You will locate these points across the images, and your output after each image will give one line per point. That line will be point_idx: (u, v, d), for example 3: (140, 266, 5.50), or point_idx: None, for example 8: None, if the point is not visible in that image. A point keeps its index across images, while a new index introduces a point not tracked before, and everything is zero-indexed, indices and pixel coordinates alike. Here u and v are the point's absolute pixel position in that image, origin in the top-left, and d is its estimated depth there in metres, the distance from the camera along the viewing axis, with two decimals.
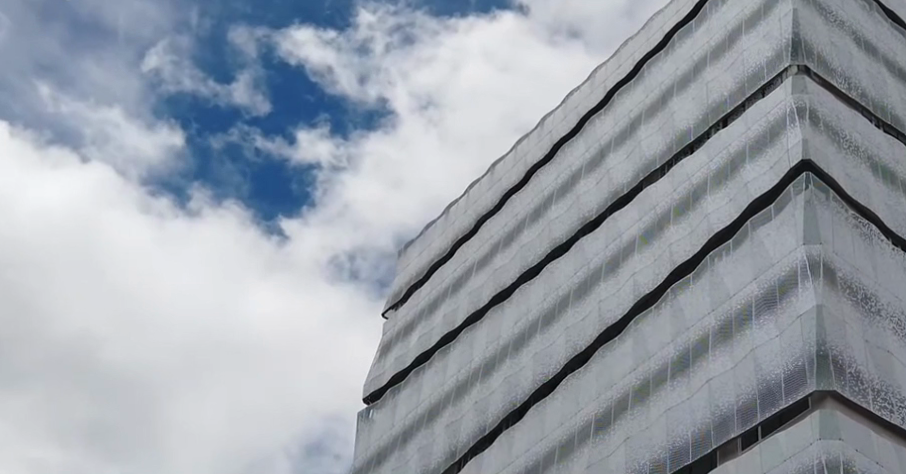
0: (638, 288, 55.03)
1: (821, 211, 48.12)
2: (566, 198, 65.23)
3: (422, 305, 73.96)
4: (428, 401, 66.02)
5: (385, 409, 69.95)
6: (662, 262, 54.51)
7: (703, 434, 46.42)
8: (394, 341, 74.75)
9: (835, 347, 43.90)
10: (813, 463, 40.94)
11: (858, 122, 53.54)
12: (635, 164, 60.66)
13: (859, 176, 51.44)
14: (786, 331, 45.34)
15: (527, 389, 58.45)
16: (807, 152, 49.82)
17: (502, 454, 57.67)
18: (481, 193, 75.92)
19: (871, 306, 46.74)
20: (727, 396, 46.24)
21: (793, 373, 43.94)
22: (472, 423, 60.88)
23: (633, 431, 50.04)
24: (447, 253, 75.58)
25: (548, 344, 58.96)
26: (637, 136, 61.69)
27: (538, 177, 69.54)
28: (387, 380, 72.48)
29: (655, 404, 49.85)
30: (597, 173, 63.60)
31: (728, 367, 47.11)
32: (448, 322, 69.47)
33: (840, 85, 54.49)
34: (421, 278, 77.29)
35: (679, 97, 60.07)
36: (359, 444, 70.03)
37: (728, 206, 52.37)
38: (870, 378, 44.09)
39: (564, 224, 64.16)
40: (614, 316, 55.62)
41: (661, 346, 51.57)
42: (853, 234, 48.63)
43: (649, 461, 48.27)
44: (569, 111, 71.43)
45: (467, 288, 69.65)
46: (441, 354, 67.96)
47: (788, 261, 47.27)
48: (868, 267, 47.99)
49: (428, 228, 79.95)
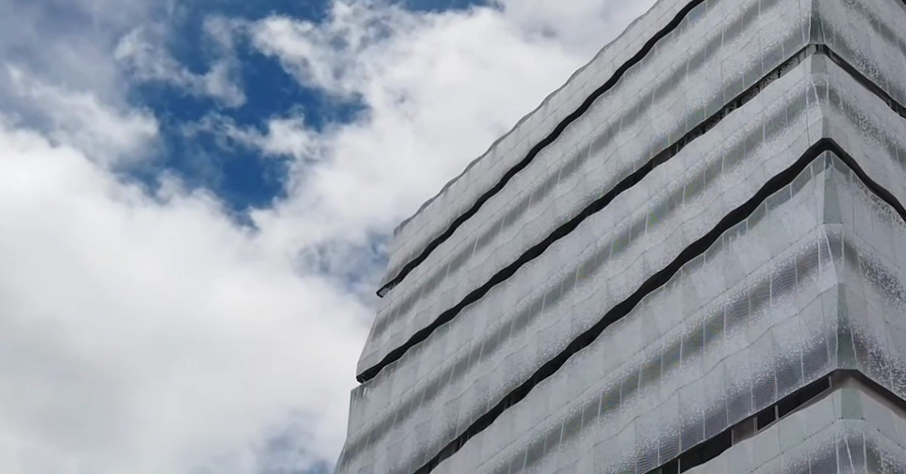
0: (648, 267, 54.25)
1: (841, 191, 47.41)
2: (572, 176, 64.41)
3: (418, 283, 72.84)
4: (425, 379, 65.00)
5: (379, 387, 68.85)
6: (674, 242, 53.70)
7: (717, 413, 45.56)
8: (389, 320, 73.65)
9: (856, 327, 43.16)
10: (835, 442, 40.19)
11: (876, 104, 52.93)
12: (645, 143, 59.94)
13: (877, 158, 50.79)
14: (806, 310, 44.57)
15: (530, 368, 57.54)
16: (827, 131, 49.10)
17: (503, 433, 56.67)
18: (483, 172, 74.99)
19: (891, 288, 46.04)
20: (743, 375, 45.44)
21: (814, 352, 43.16)
22: (472, 401, 59.89)
23: (643, 410, 49.19)
24: (446, 232, 74.54)
25: (553, 322, 58.11)
26: (647, 116, 60.97)
27: (542, 156, 68.73)
28: (382, 358, 71.38)
29: (666, 383, 48.99)
30: (604, 152, 62.84)
31: (744, 345, 46.29)
32: (446, 300, 68.45)
33: (859, 67, 53.89)
34: (417, 257, 76.19)
35: (691, 77, 59.38)
36: (352, 422, 68.87)
37: (744, 185, 51.63)
38: (891, 359, 43.36)
39: (569, 203, 63.34)
40: (623, 294, 54.77)
41: (673, 324, 50.78)
42: (872, 216, 47.96)
43: (660, 439, 47.43)
44: (575, 90, 70.56)
45: (467, 267, 68.62)
46: (439, 332, 66.91)
47: (808, 240, 46.51)
48: (887, 248, 47.30)
49: (425, 207, 78.87)
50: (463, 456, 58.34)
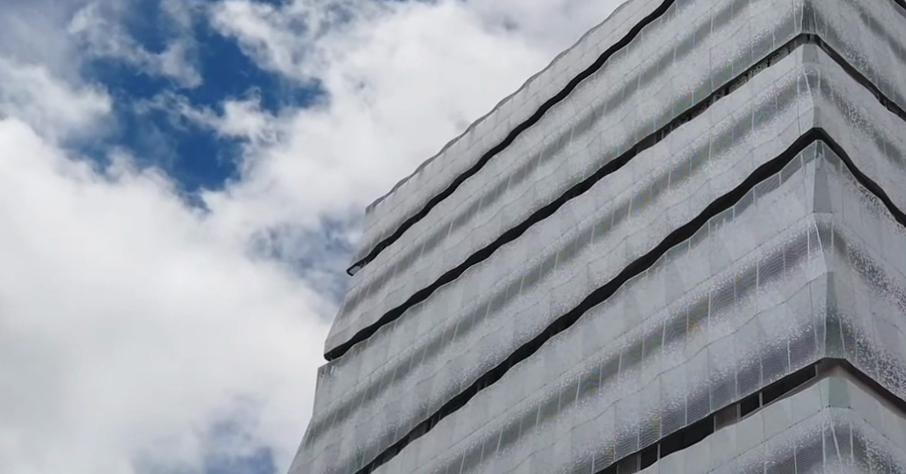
0: (630, 252, 53.92)
1: (831, 180, 47.19)
2: (554, 159, 64.11)
3: (391, 262, 72.07)
4: (397, 359, 64.22)
5: (348, 366, 67.95)
6: (658, 227, 53.39)
7: (700, 398, 45.13)
8: (360, 298, 72.78)
9: (844, 316, 42.88)
10: (821, 430, 39.86)
11: (865, 97, 52.82)
12: (630, 127, 59.84)
13: (866, 149, 50.67)
14: (794, 297, 44.23)
15: (505, 349, 56.96)
16: (818, 121, 48.91)
17: (476, 414, 56.00)
18: (460, 152, 74.45)
19: (878, 280, 45.87)
20: (726, 362, 45.05)
21: (801, 340, 42.79)
22: (445, 381, 59.21)
23: (623, 394, 48.67)
24: (420, 211, 73.91)
25: (530, 305, 57.57)
26: (633, 101, 60.87)
27: (523, 139, 68.31)
28: (351, 337, 70.48)
29: (647, 367, 48.54)
30: (588, 136, 62.72)
31: (729, 332, 45.90)
32: (420, 280, 67.74)
33: (849, 59, 53.83)
34: (390, 236, 75.38)
35: (679, 63, 59.29)
36: (319, 400, 67.91)
37: (731, 172, 51.37)
38: (877, 351, 43.13)
39: (550, 185, 63.01)
40: (604, 278, 54.40)
41: (655, 309, 50.37)
42: (861, 207, 47.77)
43: (639, 423, 46.94)
44: (558, 74, 70.16)
45: (442, 247, 67.97)
46: (412, 312, 66.20)
47: (797, 228, 46.22)
48: (874, 240, 47.11)
49: (399, 186, 78.10)
50: (435, 436, 57.62)
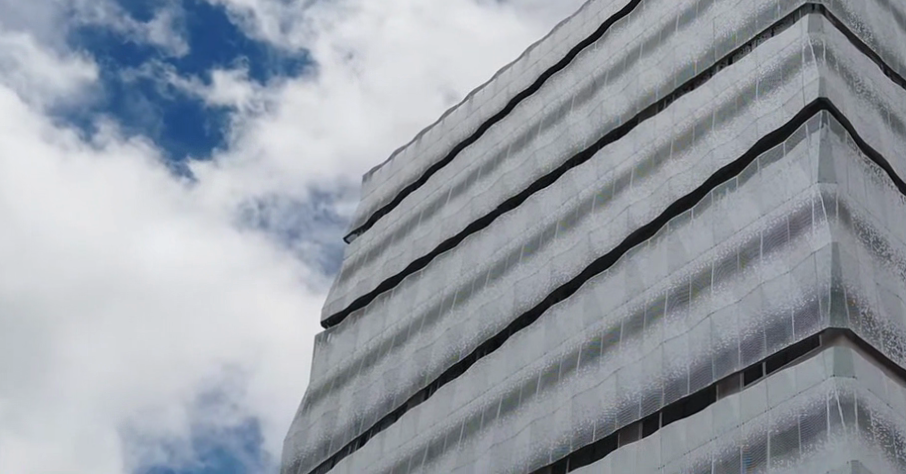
0: (632, 221, 53.78)
1: (836, 150, 47.04)
2: (554, 128, 63.89)
3: (389, 230, 71.87)
4: (394, 327, 64.15)
5: (345, 333, 67.83)
6: (661, 197, 53.21)
7: (703, 367, 45.08)
8: (357, 266, 72.61)
9: (849, 286, 42.79)
10: (826, 399, 39.76)
11: (870, 68, 52.66)
12: (631, 97, 59.63)
13: (870, 120, 50.54)
14: (798, 267, 44.12)
15: (505, 318, 56.91)
16: (824, 91, 48.70)
17: (476, 381, 55.98)
18: (458, 121, 74.19)
19: (882, 251, 45.82)
20: (729, 331, 44.99)
21: (805, 309, 42.72)
22: (444, 349, 59.22)
23: (625, 363, 48.62)
24: (418, 180, 73.71)
25: (530, 274, 57.45)
26: (634, 70, 60.61)
27: (522, 107, 68.05)
28: (348, 305, 70.34)
29: (649, 336, 48.47)
30: (588, 106, 62.50)
31: (732, 301, 45.80)
32: (418, 248, 67.59)
33: (853, 30, 53.65)
34: (387, 204, 75.16)
35: (681, 32, 59.00)
36: (316, 367, 67.82)
37: (735, 142, 51.20)
38: (881, 321, 43.12)
39: (550, 154, 62.81)
40: (605, 248, 54.30)
41: (657, 278, 50.29)
42: (865, 178, 47.69)
43: (641, 391, 46.91)
44: (559, 42, 69.78)
45: (440, 216, 67.82)
46: (409, 280, 66.09)
47: (801, 198, 46.09)
48: (879, 211, 47.05)
49: (396, 154, 77.81)
50: (434, 404, 57.62)
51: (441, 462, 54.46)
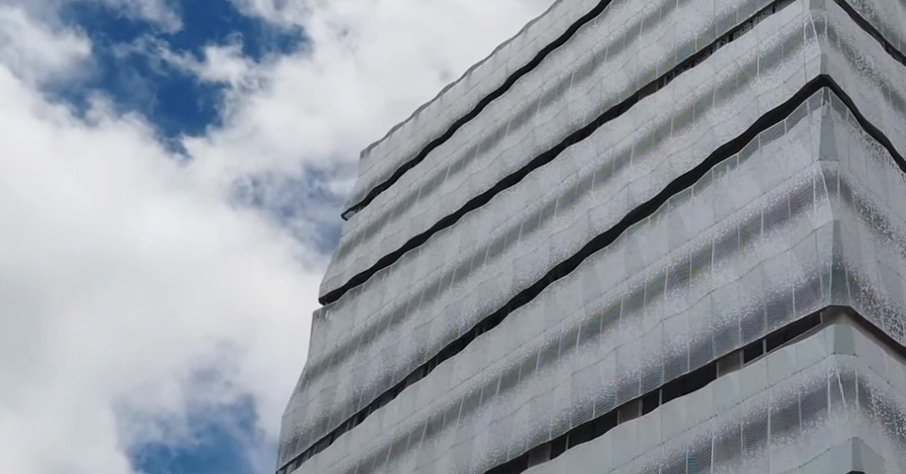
0: (632, 199, 53.67)
1: (837, 128, 46.89)
2: (554, 105, 63.67)
3: (387, 207, 71.71)
4: (393, 304, 64.08)
5: (343, 310, 67.76)
6: (661, 174, 53.08)
7: (703, 345, 45.07)
8: (355, 242, 72.49)
9: (850, 263, 42.70)
10: (827, 377, 39.69)
11: (871, 45, 52.49)
12: (631, 74, 59.42)
13: (872, 98, 50.41)
14: (799, 245, 44.03)
15: (505, 295, 56.86)
16: (825, 68, 48.52)
17: (475, 358, 55.97)
18: (457, 97, 73.95)
19: (883, 228, 45.76)
20: (730, 308, 44.95)
21: (806, 287, 42.67)
22: (443, 326, 59.21)
23: (625, 340, 48.60)
24: (417, 156, 73.53)
25: (530, 251, 57.35)
26: (635, 47, 60.37)
27: (521, 84, 67.80)
28: (346, 281, 70.24)
29: (649, 314, 48.44)
30: (588, 82, 62.28)
31: (733, 279, 45.75)
32: (417, 226, 67.47)
33: (855, 7, 53.45)
34: (385, 181, 74.98)
35: (682, 9, 58.73)
36: (314, 344, 67.79)
37: (736, 119, 51.06)
38: (882, 299, 43.09)
39: (550, 131, 62.62)
40: (605, 225, 54.21)
41: (657, 256, 50.22)
42: (866, 155, 47.58)
43: (641, 369, 46.92)
44: (558, 18, 69.46)
45: (439, 193, 67.69)
46: (408, 257, 66.00)
47: (803, 176, 45.97)
48: (880, 189, 46.98)
49: (394, 130, 77.59)
50: (433, 381, 57.61)
51: (440, 439, 54.48)
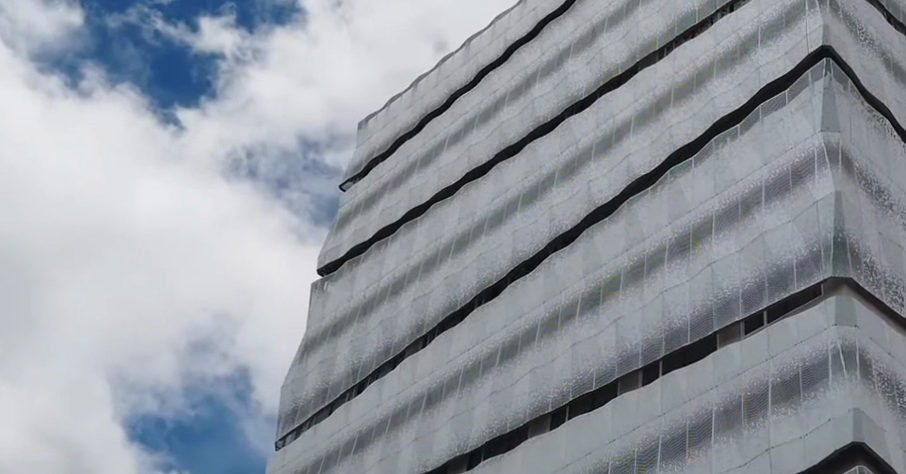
0: (632, 170, 53.53)
1: (839, 99, 46.75)
2: (553, 76, 63.41)
3: (385, 178, 71.51)
4: (391, 276, 64.02)
5: (342, 282, 67.69)
6: (661, 145, 52.93)
7: (704, 316, 45.07)
8: (353, 214, 72.31)
9: (852, 235, 42.66)
10: (828, 348, 39.71)
11: (873, 16, 52.29)
12: (632, 45, 59.16)
13: (874, 69, 50.24)
14: (800, 217, 43.94)
15: (504, 267, 56.79)
16: (828, 38, 48.32)
17: (475, 330, 55.96)
18: (455, 68, 73.66)
19: (885, 200, 45.68)
20: (731, 280, 44.91)
21: (806, 259, 42.61)
22: (443, 297, 59.16)
23: (625, 312, 48.58)
24: (415, 128, 73.29)
25: (529, 223, 57.25)
26: (635, 17, 60.10)
27: (520, 55, 67.51)
28: (345, 253, 70.12)
29: (649, 286, 48.40)
30: (588, 53, 62.02)
31: (734, 250, 45.68)
32: (415, 197, 67.30)
33: None
34: (384, 152, 74.74)
35: None
36: (313, 315, 67.77)
37: (737, 90, 50.89)
38: (883, 270, 43.06)
39: (549, 102, 62.38)
40: (605, 197, 54.10)
41: (657, 227, 50.13)
42: (868, 127, 47.45)
43: (641, 340, 46.93)
44: None
45: (438, 164, 67.50)
46: (406, 228, 65.88)
47: (804, 147, 45.85)
48: (882, 160, 46.87)
49: (392, 101, 77.31)
50: (432, 352, 57.62)
51: (440, 410, 54.51)
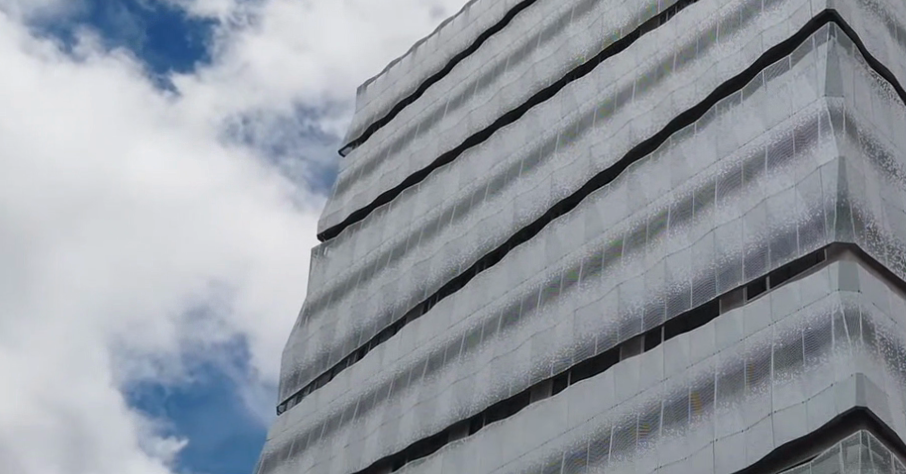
0: (634, 135, 53.37)
1: (843, 64, 46.55)
2: (554, 40, 63.10)
3: (384, 144, 71.28)
4: (392, 241, 63.94)
5: (342, 247, 67.60)
6: (663, 110, 52.75)
7: (706, 281, 45.05)
8: (352, 180, 72.12)
9: (855, 201, 42.58)
10: (831, 314, 39.74)
11: None
12: (633, 9, 58.85)
13: (877, 34, 50.01)
14: (803, 182, 43.84)
15: (505, 233, 56.73)
16: (831, 3, 48.06)
17: (476, 295, 55.96)
18: (455, 33, 73.27)
19: (888, 166, 45.57)
20: (733, 245, 44.86)
21: (810, 224, 42.54)
22: (443, 263, 59.11)
23: (627, 277, 48.57)
24: (415, 93, 72.98)
25: (530, 188, 57.12)
26: None
27: (520, 20, 67.15)
28: (344, 219, 70.00)
29: (651, 251, 48.36)
30: (589, 17, 61.68)
31: (737, 216, 45.60)
32: (415, 163, 67.11)
33: None
34: (383, 117, 74.46)
35: None
36: (313, 281, 67.75)
37: (739, 55, 50.66)
38: (886, 236, 43.00)
39: (550, 67, 62.10)
40: (606, 162, 53.97)
41: (659, 193, 50.03)
42: (871, 92, 47.26)
43: (644, 306, 46.94)
44: None
45: (438, 130, 67.26)
46: (406, 194, 65.74)
47: (808, 112, 45.68)
48: (885, 126, 46.73)
49: (392, 66, 76.95)
50: (433, 318, 57.65)
51: (441, 375, 54.61)
